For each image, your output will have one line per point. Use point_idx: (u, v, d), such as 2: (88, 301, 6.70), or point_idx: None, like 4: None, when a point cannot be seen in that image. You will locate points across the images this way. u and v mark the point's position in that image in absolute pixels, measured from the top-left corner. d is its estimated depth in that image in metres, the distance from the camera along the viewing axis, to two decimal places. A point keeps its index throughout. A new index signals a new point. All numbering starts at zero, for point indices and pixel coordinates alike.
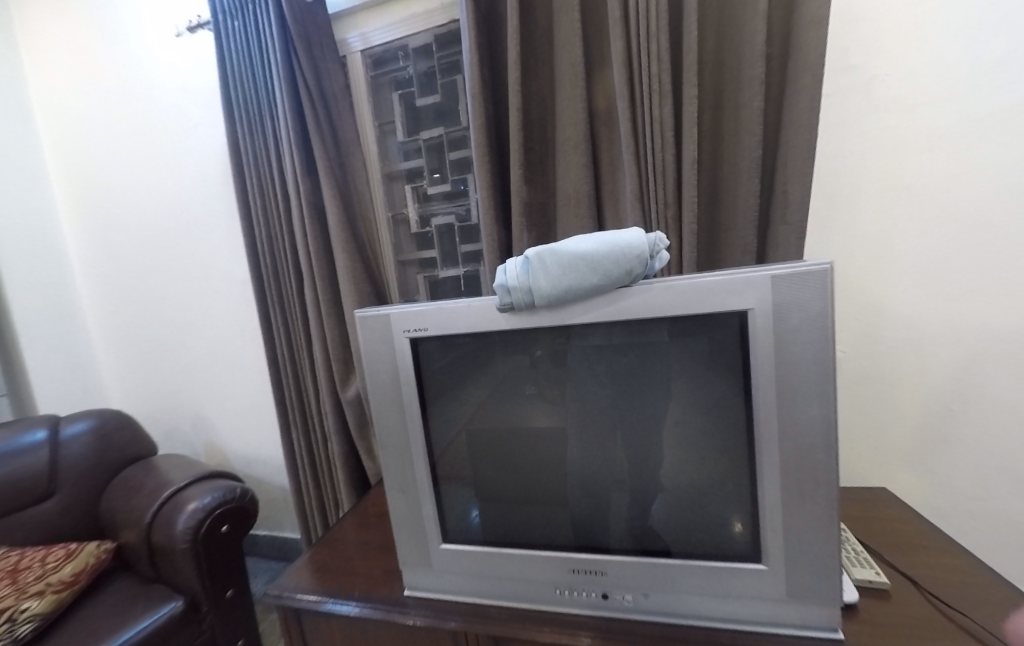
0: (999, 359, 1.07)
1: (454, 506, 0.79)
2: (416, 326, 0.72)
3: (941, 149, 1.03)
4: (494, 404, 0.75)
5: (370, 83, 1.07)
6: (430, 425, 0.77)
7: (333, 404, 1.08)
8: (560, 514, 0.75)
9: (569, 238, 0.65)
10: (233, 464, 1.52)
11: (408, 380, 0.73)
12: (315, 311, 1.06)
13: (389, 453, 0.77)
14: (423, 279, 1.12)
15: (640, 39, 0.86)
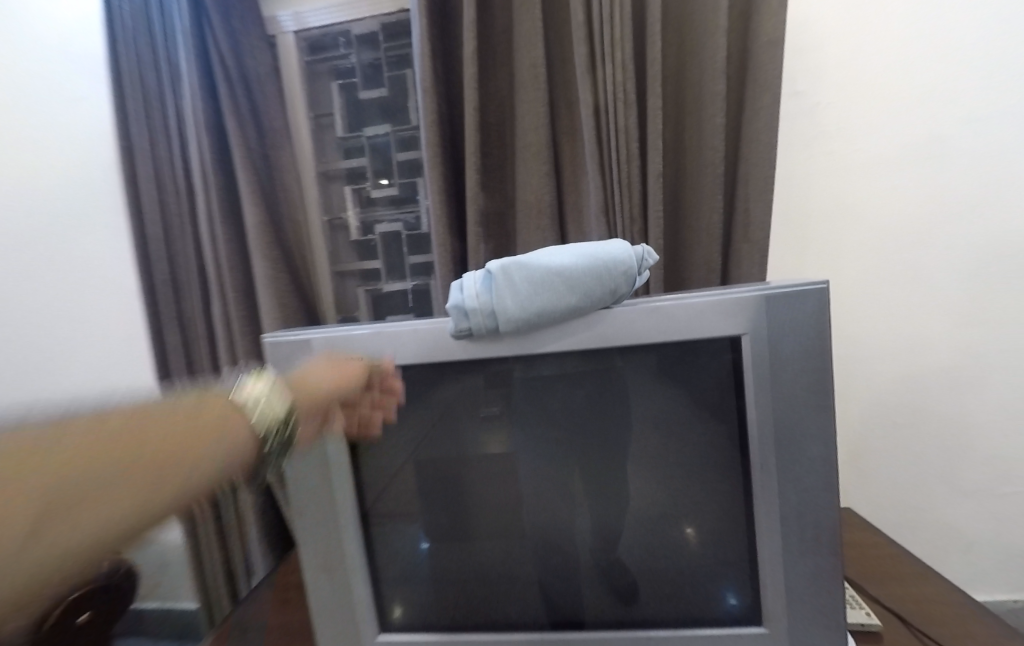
0: (942, 380, 1.10)
1: (390, 561, 0.67)
2: (345, 356, 0.60)
3: (886, 176, 1.06)
4: (438, 447, 0.64)
5: (305, 70, 0.96)
6: (361, 469, 0.64)
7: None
8: (520, 562, 0.66)
9: (539, 253, 0.58)
10: None
11: (334, 422, 0.61)
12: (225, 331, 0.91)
13: (305, 510, 0.63)
14: (364, 293, 0.99)
15: (603, 42, 0.80)
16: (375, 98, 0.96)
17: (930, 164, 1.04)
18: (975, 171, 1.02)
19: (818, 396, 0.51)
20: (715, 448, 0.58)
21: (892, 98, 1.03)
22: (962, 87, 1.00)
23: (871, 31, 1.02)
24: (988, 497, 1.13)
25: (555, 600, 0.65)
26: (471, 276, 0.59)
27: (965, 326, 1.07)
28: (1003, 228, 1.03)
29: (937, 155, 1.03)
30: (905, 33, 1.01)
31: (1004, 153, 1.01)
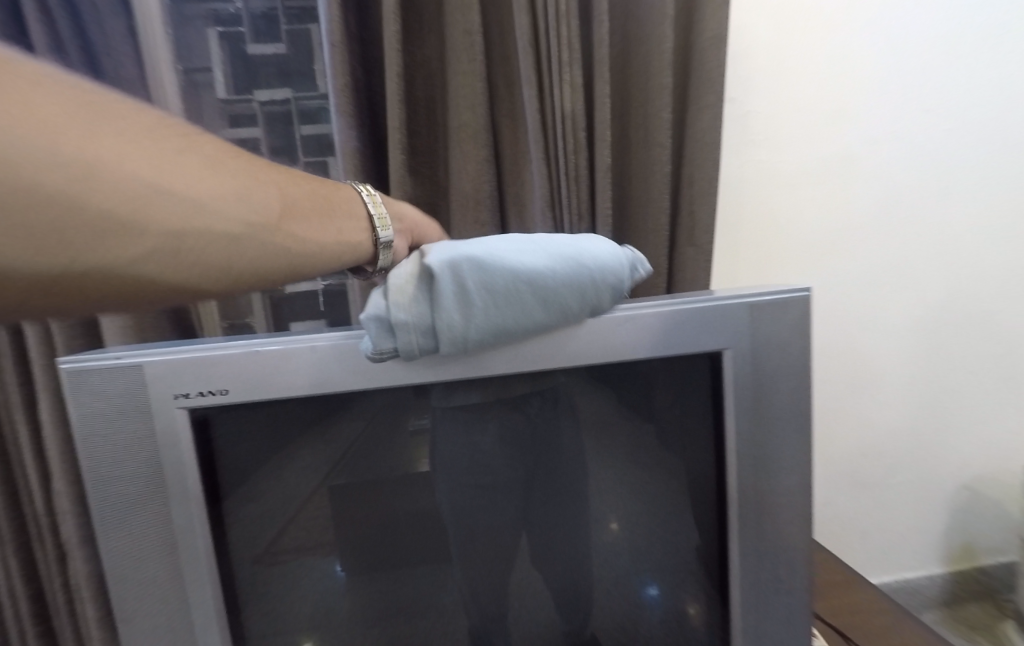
0: (872, 384, 1.13)
1: (273, 623, 0.52)
2: (200, 386, 0.45)
3: (827, 178, 1.04)
4: (353, 479, 0.51)
5: (173, 12, 0.78)
6: (229, 519, 0.49)
7: (74, 503, 0.69)
8: (447, 606, 0.56)
9: (492, 252, 0.48)
10: None
11: (181, 475, 0.46)
12: (43, 345, 0.67)
13: (126, 592, 0.47)
14: (259, 293, 0.80)
15: (546, 12, 0.70)
16: (270, 53, 0.81)
17: (865, 170, 1.04)
18: (901, 179, 1.05)
19: (801, 400, 0.54)
20: (683, 457, 0.56)
21: (835, 99, 1.01)
22: (893, 96, 1.01)
23: (818, 28, 0.97)
24: (908, 495, 1.18)
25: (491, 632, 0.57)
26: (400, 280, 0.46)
27: (890, 332, 1.11)
28: (921, 237, 1.07)
29: (872, 163, 1.04)
30: (847, 34, 0.98)
31: (925, 164, 1.05)
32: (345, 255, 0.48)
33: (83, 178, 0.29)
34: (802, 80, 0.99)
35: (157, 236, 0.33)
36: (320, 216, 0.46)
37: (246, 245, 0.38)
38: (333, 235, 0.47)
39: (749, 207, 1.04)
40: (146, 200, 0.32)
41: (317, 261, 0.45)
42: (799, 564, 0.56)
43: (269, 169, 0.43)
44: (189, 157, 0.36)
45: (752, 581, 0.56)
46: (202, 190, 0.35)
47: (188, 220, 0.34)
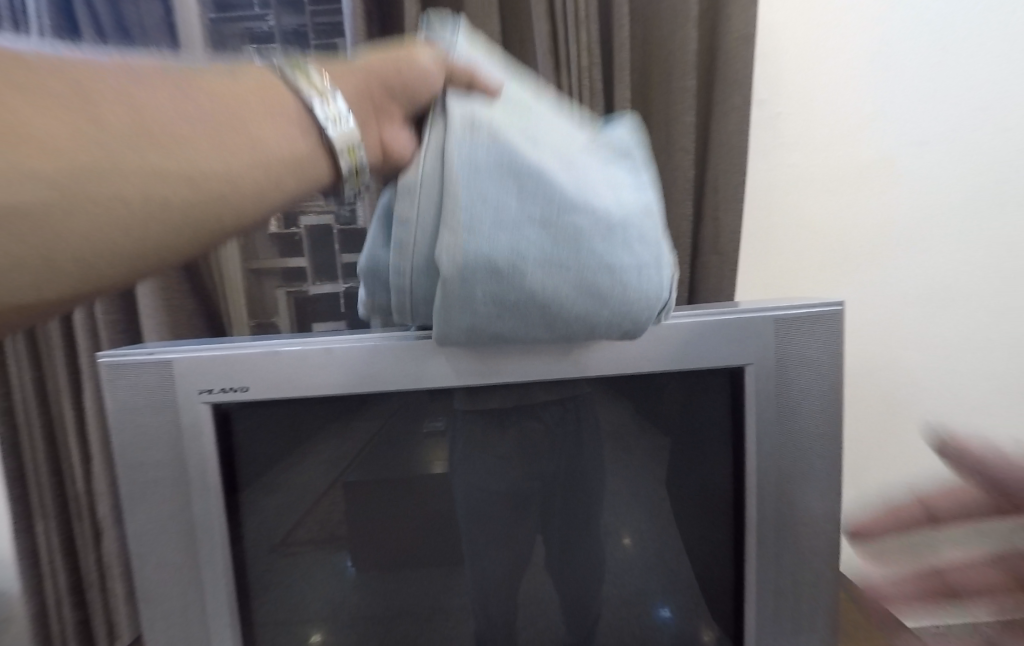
0: (917, 401, 1.06)
1: (286, 611, 0.55)
2: (223, 382, 0.48)
3: (862, 181, 1.00)
4: (367, 474, 0.53)
5: (212, 30, 0.83)
6: (248, 508, 0.52)
7: (109, 484, 0.74)
8: (456, 605, 0.57)
9: (514, 259, 0.40)
10: None
11: (203, 466, 0.49)
12: (89, 336, 0.71)
13: (150, 571, 0.50)
14: (284, 294, 0.84)
15: (566, 22, 0.71)
16: None
17: (904, 173, 0.99)
18: (945, 183, 0.99)
19: (827, 418, 0.52)
20: (698, 471, 0.55)
21: (873, 99, 0.97)
22: (936, 96, 0.97)
23: (853, 25, 0.94)
24: None
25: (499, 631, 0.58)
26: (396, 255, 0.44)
27: (935, 345, 1.04)
28: (968, 245, 1.01)
29: (911, 166, 0.99)
30: (886, 31, 0.95)
31: (974, 167, 0.99)
32: (302, 172, 0.37)
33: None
34: (835, 81, 0.96)
35: (65, 232, 0.26)
36: (253, 122, 0.34)
37: (181, 203, 0.30)
38: (277, 151, 0.35)
39: (778, 218, 1.01)
40: (55, 191, 0.26)
41: (270, 188, 0.35)
42: (822, 583, 0.54)
43: (159, 87, 0.31)
44: (50, 111, 0.26)
45: (770, 598, 0.55)
46: (88, 151, 0.27)
47: (95, 202, 0.27)
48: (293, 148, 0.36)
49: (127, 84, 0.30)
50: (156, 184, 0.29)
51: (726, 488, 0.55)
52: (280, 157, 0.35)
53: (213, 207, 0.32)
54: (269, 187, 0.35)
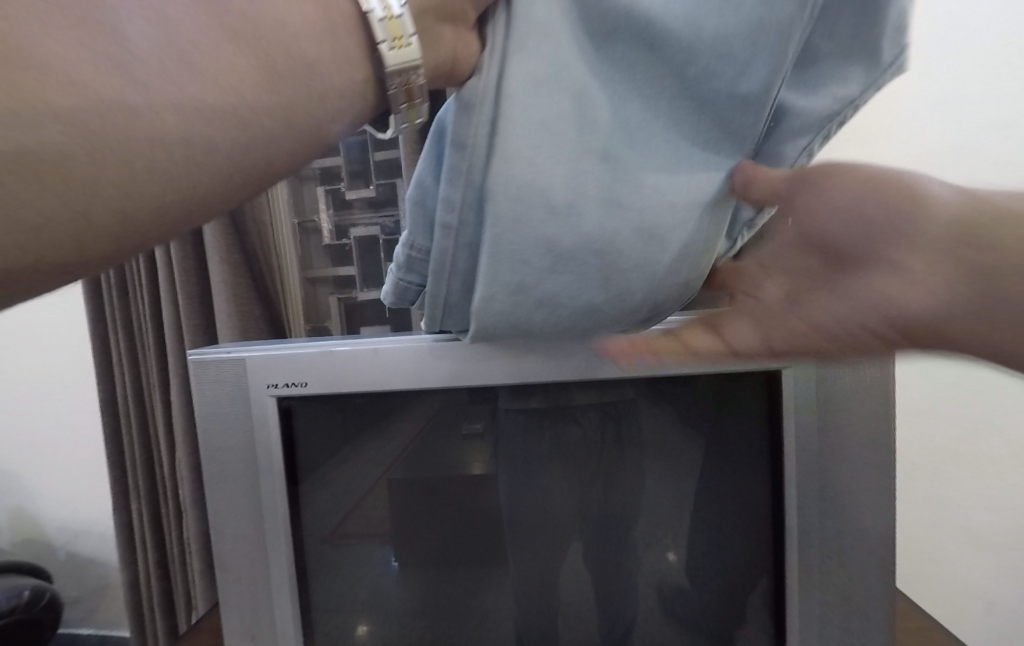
0: None
1: (335, 600, 0.59)
2: (287, 378, 0.54)
3: None
4: (411, 469, 0.57)
5: None
6: (304, 500, 0.57)
7: (191, 470, 0.78)
8: (493, 602, 0.59)
9: (576, 202, 0.34)
10: (49, 548, 1.07)
11: (270, 454, 0.54)
12: (173, 339, 0.80)
13: (226, 544, 0.56)
14: (335, 300, 0.90)
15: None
16: None
17: None
18: None
19: (877, 425, 0.50)
20: (733, 481, 0.54)
21: None
22: None
23: None
24: None
25: (535, 625, 0.59)
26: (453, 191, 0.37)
27: None
28: None
29: None
30: None
31: None
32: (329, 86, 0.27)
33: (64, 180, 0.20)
34: None
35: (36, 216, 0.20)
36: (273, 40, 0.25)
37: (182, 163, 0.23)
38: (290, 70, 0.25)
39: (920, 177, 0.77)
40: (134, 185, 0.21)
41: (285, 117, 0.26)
42: (872, 601, 0.51)
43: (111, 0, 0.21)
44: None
45: (815, 615, 0.52)
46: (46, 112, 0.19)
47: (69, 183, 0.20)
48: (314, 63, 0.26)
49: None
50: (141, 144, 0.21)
51: (764, 499, 0.54)
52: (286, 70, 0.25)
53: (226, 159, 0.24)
54: (295, 116, 0.26)
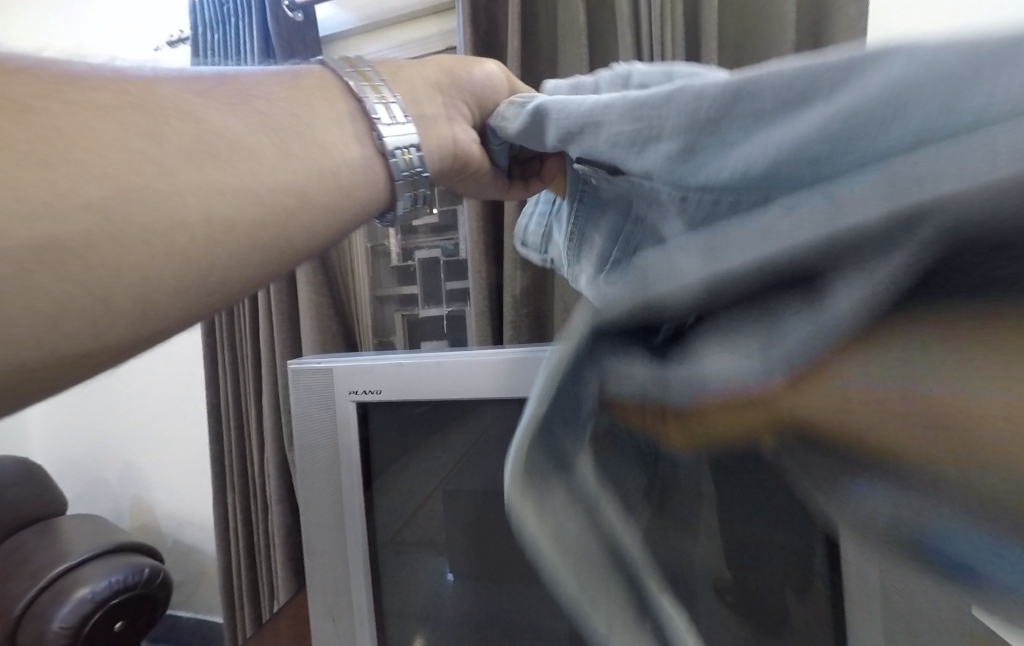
0: None
1: (399, 604, 0.63)
2: (364, 385, 0.59)
3: None
4: (469, 474, 0.60)
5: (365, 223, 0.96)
6: (373, 504, 0.62)
7: (278, 469, 0.86)
8: (547, 619, 0.60)
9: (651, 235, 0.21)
10: (158, 532, 1.20)
11: (349, 455, 0.60)
12: (268, 350, 0.90)
13: (314, 535, 0.62)
14: (401, 317, 0.98)
15: (650, 44, 0.73)
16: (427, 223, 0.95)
17: None
18: None
19: None
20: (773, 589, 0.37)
21: None
22: None
23: None
24: None
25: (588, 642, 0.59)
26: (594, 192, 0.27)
27: None
28: None
29: None
30: None
31: None
32: (373, 202, 0.29)
33: (194, 238, 0.21)
34: None
35: (166, 267, 0.21)
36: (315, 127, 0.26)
37: (263, 222, 0.23)
38: (364, 170, 0.28)
39: None
40: (237, 248, 0.23)
41: (357, 210, 0.28)
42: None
43: (320, 101, 0.28)
44: (170, 109, 0.22)
45: None
46: (189, 150, 0.22)
47: (153, 210, 0.20)
48: (375, 168, 0.29)
49: (311, 91, 0.28)
50: (253, 198, 0.23)
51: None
52: (359, 164, 0.28)
53: (294, 231, 0.25)
54: (336, 210, 0.26)
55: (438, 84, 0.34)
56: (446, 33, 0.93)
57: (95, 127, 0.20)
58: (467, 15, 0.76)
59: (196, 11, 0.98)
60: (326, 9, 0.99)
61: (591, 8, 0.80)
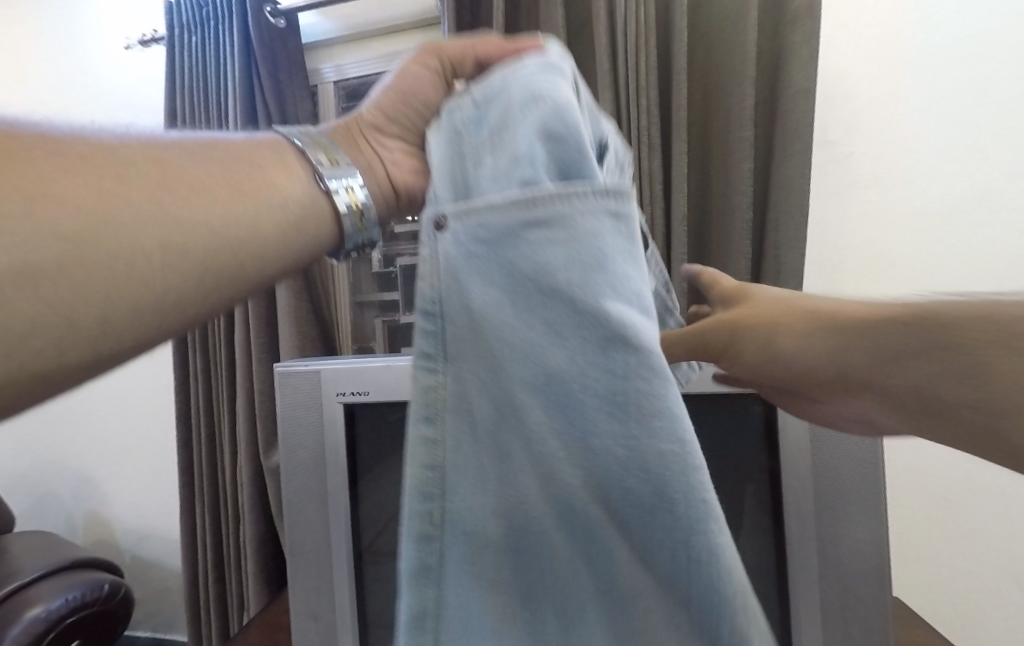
0: None
1: (382, 610, 0.62)
2: (352, 387, 0.59)
3: (950, 221, 0.77)
4: None
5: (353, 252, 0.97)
6: (358, 506, 0.61)
7: (252, 476, 0.83)
8: None
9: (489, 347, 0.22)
10: (113, 549, 1.13)
11: (336, 457, 0.60)
12: (243, 356, 0.87)
13: (297, 538, 0.60)
14: (381, 323, 0.98)
15: (627, 70, 0.77)
16: None
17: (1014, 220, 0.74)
18: None
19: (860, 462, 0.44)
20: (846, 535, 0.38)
21: (969, 144, 0.75)
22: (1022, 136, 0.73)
23: (942, 65, 0.75)
24: None
25: None
26: (499, 264, 0.21)
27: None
28: None
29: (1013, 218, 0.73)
30: (958, 80, 0.75)
31: None
32: (321, 236, 0.28)
33: (145, 265, 0.21)
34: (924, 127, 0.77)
35: (108, 294, 0.20)
36: (260, 167, 0.26)
37: (209, 246, 0.23)
38: (313, 203, 0.27)
39: (855, 261, 0.81)
40: (183, 278, 0.22)
41: (306, 242, 0.27)
42: (872, 641, 0.44)
43: (273, 146, 0.28)
44: (135, 158, 0.23)
45: None
46: (142, 185, 0.22)
47: (106, 241, 0.20)
48: (321, 200, 0.28)
49: (266, 138, 0.28)
50: (195, 229, 0.23)
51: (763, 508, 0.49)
52: (305, 200, 0.27)
53: (240, 258, 0.24)
54: (277, 240, 0.26)
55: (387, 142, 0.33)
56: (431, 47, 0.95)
57: (63, 169, 0.21)
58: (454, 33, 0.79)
59: (171, 12, 0.96)
60: (310, 18, 1.00)
61: (572, 34, 0.85)
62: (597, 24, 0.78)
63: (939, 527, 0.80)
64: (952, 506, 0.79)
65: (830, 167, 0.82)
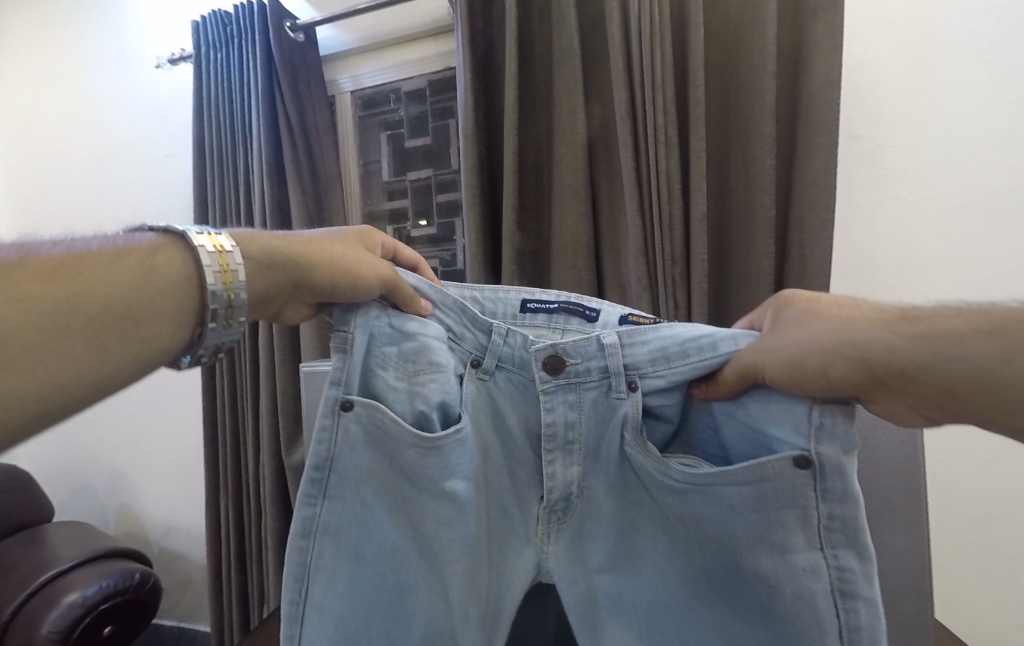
0: None
1: None
2: None
3: (992, 218, 0.72)
4: None
5: None
6: None
7: (275, 475, 0.86)
8: None
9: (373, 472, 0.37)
10: (143, 540, 1.18)
11: None
12: (266, 358, 0.89)
13: None
14: None
15: (641, 68, 0.77)
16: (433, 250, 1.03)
17: None
18: None
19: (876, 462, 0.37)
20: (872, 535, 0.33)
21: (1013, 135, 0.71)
22: None
23: (983, 54, 0.72)
24: None
25: None
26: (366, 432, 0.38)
27: None
28: None
29: None
30: (1000, 69, 0.71)
31: None
32: (187, 331, 0.33)
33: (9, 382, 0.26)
34: (963, 119, 0.73)
35: None
36: (128, 281, 0.31)
37: (67, 364, 0.28)
38: (183, 305, 0.33)
39: (888, 258, 0.78)
40: (42, 391, 0.28)
41: (175, 339, 0.33)
42: None
43: (145, 255, 0.33)
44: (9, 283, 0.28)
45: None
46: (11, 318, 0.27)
47: None
48: (192, 304, 0.33)
49: (141, 249, 0.33)
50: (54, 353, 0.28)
51: None
52: (174, 304, 0.32)
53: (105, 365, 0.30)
54: (143, 344, 0.31)
55: (350, 265, 0.38)
56: (445, 54, 0.97)
57: None
58: (467, 40, 0.80)
59: (199, 30, 1.01)
60: (328, 30, 1.03)
61: (584, 35, 0.85)
62: (610, 23, 0.78)
63: (976, 538, 0.76)
64: (991, 517, 0.75)
65: (857, 162, 0.79)
